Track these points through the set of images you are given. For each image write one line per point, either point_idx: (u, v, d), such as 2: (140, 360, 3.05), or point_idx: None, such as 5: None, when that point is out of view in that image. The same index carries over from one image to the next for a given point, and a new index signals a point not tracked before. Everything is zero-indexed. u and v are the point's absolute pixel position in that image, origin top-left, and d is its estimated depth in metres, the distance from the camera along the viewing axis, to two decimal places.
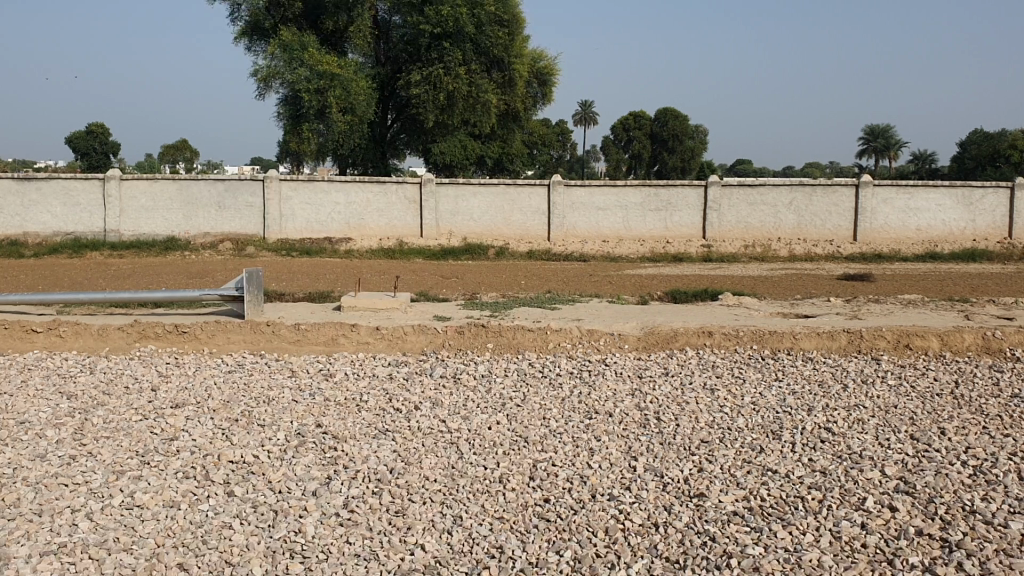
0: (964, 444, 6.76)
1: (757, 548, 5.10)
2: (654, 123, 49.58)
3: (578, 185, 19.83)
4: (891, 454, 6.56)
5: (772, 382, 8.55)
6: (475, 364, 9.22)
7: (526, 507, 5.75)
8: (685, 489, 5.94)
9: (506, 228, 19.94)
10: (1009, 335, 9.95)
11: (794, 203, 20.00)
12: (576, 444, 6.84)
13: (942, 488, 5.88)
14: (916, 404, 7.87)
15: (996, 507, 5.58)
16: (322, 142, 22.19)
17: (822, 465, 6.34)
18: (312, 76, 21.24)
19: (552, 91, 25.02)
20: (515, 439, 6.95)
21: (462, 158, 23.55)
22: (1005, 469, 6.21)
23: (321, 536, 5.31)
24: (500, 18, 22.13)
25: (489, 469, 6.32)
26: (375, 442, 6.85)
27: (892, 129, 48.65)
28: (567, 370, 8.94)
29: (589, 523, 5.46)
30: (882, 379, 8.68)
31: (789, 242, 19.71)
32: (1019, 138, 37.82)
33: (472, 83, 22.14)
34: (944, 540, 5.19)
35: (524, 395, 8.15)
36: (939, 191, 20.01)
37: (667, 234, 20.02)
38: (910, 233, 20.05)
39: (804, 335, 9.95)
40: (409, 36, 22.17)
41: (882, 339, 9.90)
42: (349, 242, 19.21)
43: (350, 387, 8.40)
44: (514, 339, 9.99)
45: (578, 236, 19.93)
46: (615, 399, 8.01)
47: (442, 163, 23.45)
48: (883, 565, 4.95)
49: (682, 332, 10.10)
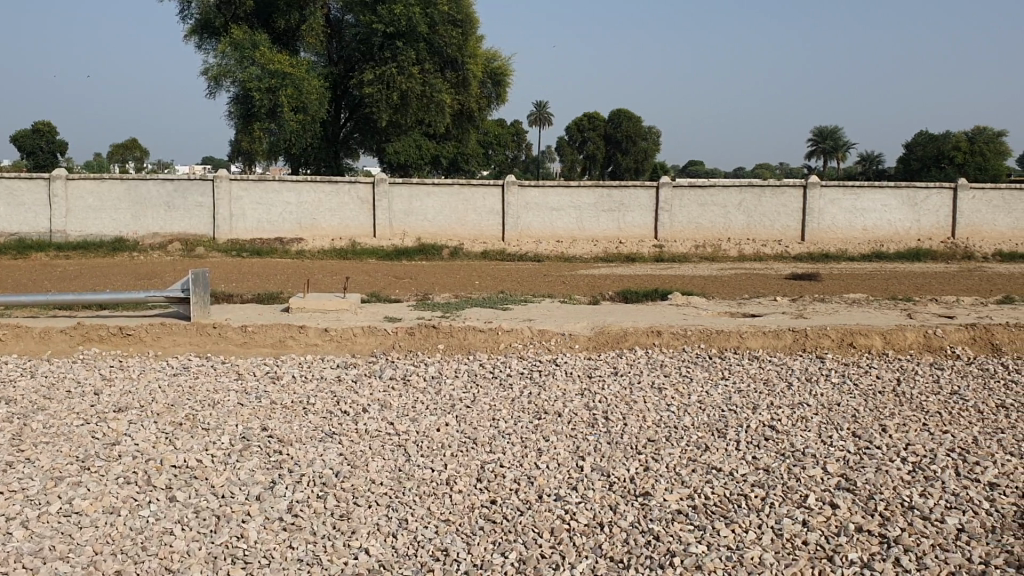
0: (903, 441, 6.88)
1: (699, 547, 5.13)
2: (608, 124, 49.88)
3: (531, 185, 19.85)
4: (833, 451, 6.65)
5: (717, 381, 8.63)
6: (426, 365, 9.19)
7: (472, 509, 5.73)
8: (631, 488, 5.96)
9: (459, 228, 19.87)
10: (949, 333, 10.15)
11: (743, 203, 20.22)
12: (524, 444, 6.84)
13: (881, 485, 5.98)
14: (858, 402, 7.99)
15: (934, 503, 5.68)
16: (273, 141, 21.87)
17: (765, 463, 6.40)
18: (263, 75, 20.99)
19: (506, 91, 24.95)
20: (463, 440, 6.93)
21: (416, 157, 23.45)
22: (943, 465, 6.33)
23: (264, 541, 5.24)
24: (453, 18, 22.06)
25: (436, 471, 6.30)
26: (320, 446, 6.78)
27: (840, 131, 49.50)
28: (517, 371, 8.93)
29: (534, 524, 5.46)
30: (826, 377, 8.81)
31: (738, 242, 19.92)
32: (961, 140, 38.75)
33: (426, 83, 22.05)
34: (883, 537, 5.27)
35: (473, 396, 8.13)
36: (884, 191, 20.35)
37: (620, 234, 20.12)
38: (856, 233, 20.38)
39: (750, 335, 10.05)
40: (361, 36, 22.00)
41: (826, 338, 10.04)
42: (301, 242, 19.02)
43: (297, 389, 8.32)
44: (465, 339, 9.97)
45: (531, 237, 19.94)
46: (564, 399, 8.02)
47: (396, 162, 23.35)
48: (822, 562, 5.00)
49: (632, 331, 10.15)
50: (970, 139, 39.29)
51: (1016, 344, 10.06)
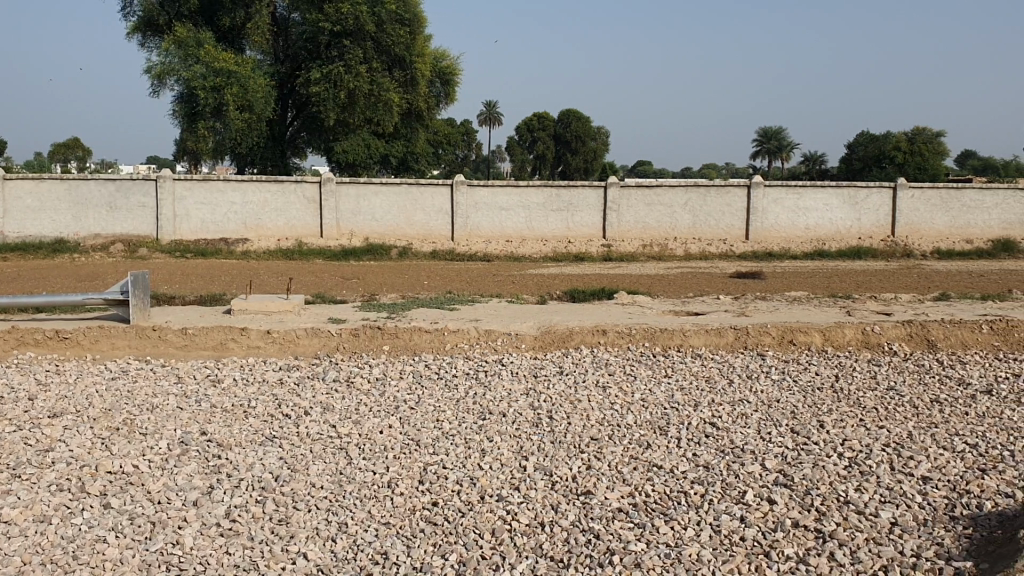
0: (840, 437, 6.99)
1: (639, 544, 5.16)
2: (557, 124, 50.07)
3: (480, 185, 19.81)
4: (771, 448, 6.73)
5: (661, 378, 8.69)
6: (370, 366, 9.11)
7: (413, 511, 5.69)
8: (573, 487, 5.97)
9: (407, 228, 19.74)
10: (886, 330, 10.33)
11: (689, 203, 20.40)
12: (468, 445, 6.82)
13: (818, 480, 6.06)
14: (797, 398, 8.11)
15: (868, 497, 5.78)
16: (218, 140, 21.52)
17: (705, 460, 6.46)
18: (207, 73, 20.65)
19: (455, 90, 24.87)
20: (406, 443, 6.88)
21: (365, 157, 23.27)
22: (879, 460, 6.44)
23: (200, 547, 5.15)
24: (401, 16, 21.91)
25: (378, 474, 6.24)
26: (260, 450, 6.68)
27: (784, 132, 50.31)
28: (463, 371, 8.90)
29: (476, 526, 5.44)
30: (766, 374, 8.93)
31: (684, 242, 20.10)
32: (901, 141, 39.63)
33: (373, 82, 21.88)
34: (819, 531, 5.34)
35: (418, 397, 8.08)
36: (826, 191, 20.70)
37: (568, 234, 20.18)
38: (799, 232, 20.70)
39: (694, 333, 10.15)
40: (308, 34, 21.75)
41: (767, 336, 10.19)
42: (246, 244, 18.77)
43: (237, 393, 8.19)
44: (410, 340, 9.93)
45: (480, 237, 19.89)
46: (509, 399, 8.00)
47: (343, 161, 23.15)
48: (759, 557, 5.06)
49: (577, 331, 10.18)
50: (910, 140, 40.14)
51: (951, 340, 10.28)
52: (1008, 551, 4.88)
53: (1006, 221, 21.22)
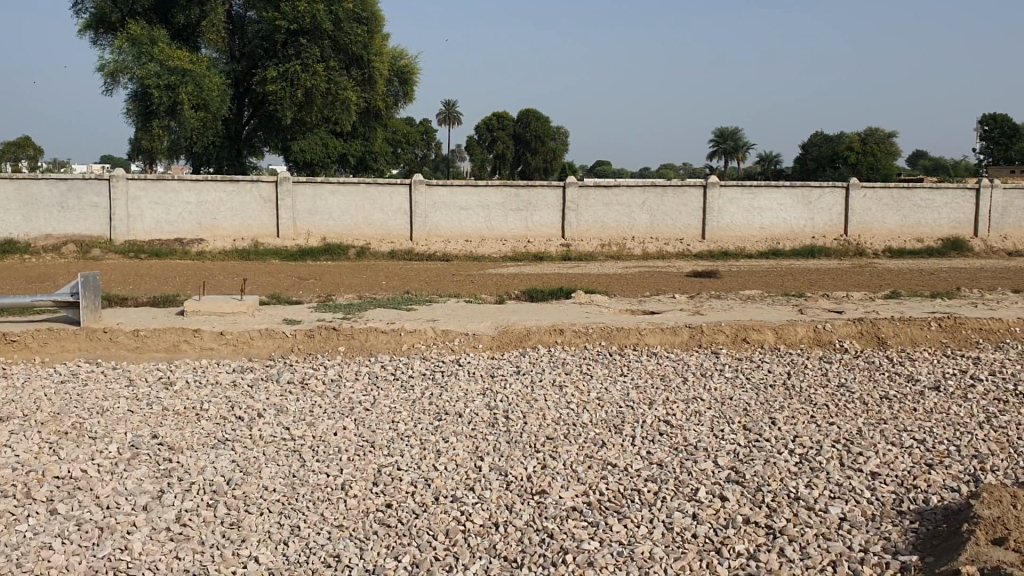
0: (792, 433, 7.09)
1: (592, 543, 5.18)
2: (517, 124, 50.12)
3: (438, 184, 19.75)
4: (724, 445, 6.80)
5: (617, 377, 8.74)
6: (325, 368, 9.03)
7: (367, 513, 5.66)
8: (528, 487, 5.98)
9: (365, 228, 19.62)
10: (837, 328, 10.47)
11: (646, 203, 20.52)
12: (423, 446, 6.79)
13: (769, 476, 6.13)
14: (750, 395, 8.20)
15: (818, 493, 5.86)
16: (173, 140, 21.22)
17: (659, 458, 6.51)
18: (161, 72, 20.39)
19: (413, 90, 24.77)
20: (361, 445, 6.83)
21: (322, 156, 23.09)
22: (829, 456, 6.53)
23: (149, 553, 5.06)
24: (358, 15, 21.79)
25: (332, 476, 6.19)
26: (212, 453, 6.60)
27: (740, 133, 50.88)
28: (419, 372, 8.88)
29: (430, 527, 5.42)
30: (720, 372, 9.01)
31: (642, 242, 20.21)
32: (854, 142, 40.27)
33: (330, 81, 21.72)
34: (769, 527, 5.40)
35: (373, 398, 8.05)
36: (780, 191, 20.95)
37: (527, 234, 20.21)
38: (754, 232, 20.93)
39: (649, 331, 10.23)
40: (264, 33, 21.54)
41: (721, 334, 10.29)
42: (201, 244, 18.54)
43: (190, 395, 8.08)
44: (366, 341, 9.88)
45: (439, 236, 19.83)
46: (465, 399, 7.99)
47: (301, 161, 22.94)
48: (710, 554, 5.10)
49: (535, 330, 10.19)
50: (863, 141, 40.74)
51: (901, 337, 10.44)
52: (952, 544, 4.97)
53: (956, 220, 21.61)
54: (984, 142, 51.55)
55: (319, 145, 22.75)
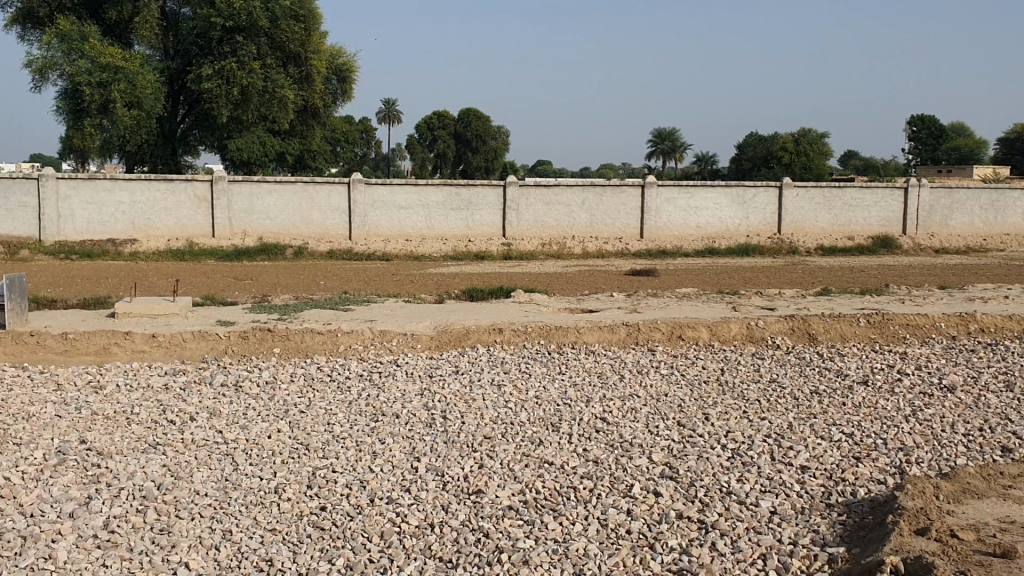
0: (725, 429, 7.19)
1: (528, 541, 5.19)
2: (457, 123, 49.98)
3: (378, 183, 19.60)
4: (658, 441, 6.87)
5: (555, 375, 8.78)
6: (260, 370, 8.90)
7: (301, 516, 5.60)
8: (464, 487, 5.97)
9: (303, 227, 19.37)
10: (770, 324, 10.65)
11: (586, 203, 20.63)
12: (359, 448, 6.74)
13: (702, 472, 6.21)
14: (685, 391, 8.30)
15: (749, 487, 5.95)
16: (105, 138, 20.74)
17: (595, 455, 6.55)
18: (93, 69, 19.93)
19: (352, 87, 24.55)
20: (295, 447, 6.75)
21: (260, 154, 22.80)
22: (760, 450, 6.65)
23: (75, 561, 4.93)
24: (295, 12, 21.54)
25: (265, 480, 6.11)
26: (142, 458, 6.46)
27: (677, 133, 51.51)
28: (356, 372, 8.82)
29: (364, 529, 5.38)
30: (656, 369, 9.11)
31: (583, 241, 20.32)
32: (788, 142, 41.09)
33: (267, 78, 21.42)
34: (701, 522, 5.47)
35: (308, 400, 7.95)
36: (716, 190, 21.24)
37: (468, 233, 20.18)
38: (691, 230, 21.19)
39: (588, 329, 10.30)
40: (198, 30, 21.11)
41: (657, 332, 10.41)
42: (134, 245, 18.14)
43: (121, 399, 7.90)
44: (302, 343, 9.77)
45: (378, 236, 19.69)
46: (403, 400, 7.95)
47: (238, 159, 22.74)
48: (644, 549, 5.14)
49: (474, 330, 10.19)
50: (795, 141, 41.61)
51: (831, 333, 10.68)
52: (877, 536, 5.09)
53: (885, 218, 22.16)
54: (911, 142, 52.93)
55: (256, 145, 22.38)
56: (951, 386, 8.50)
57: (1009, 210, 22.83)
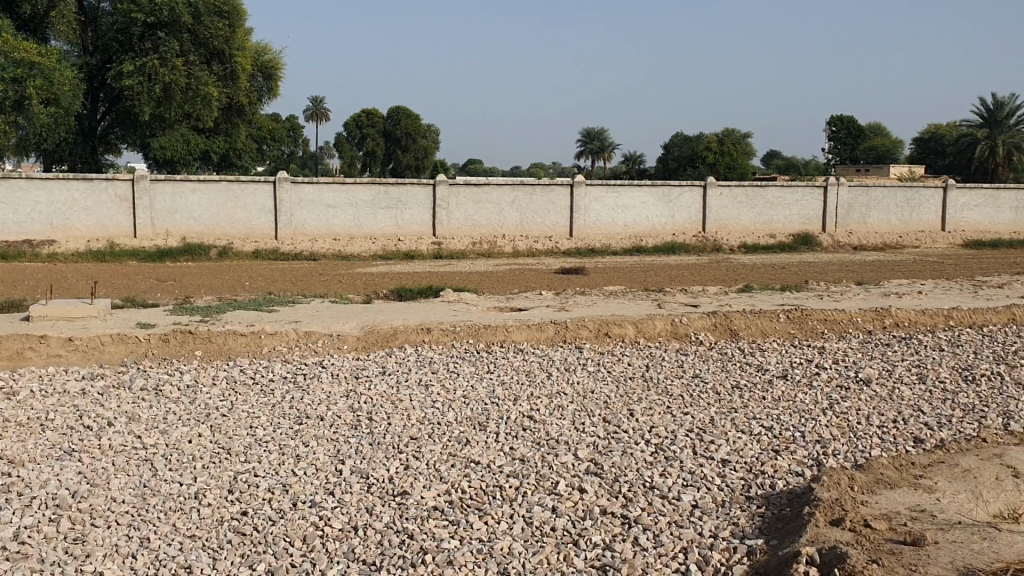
0: (649, 424, 7.28)
1: (452, 542, 5.17)
2: (386, 121, 49.50)
3: (305, 182, 19.33)
4: (584, 437, 6.91)
5: (483, 374, 8.78)
6: (181, 373, 8.72)
7: (222, 522, 5.49)
8: (389, 488, 5.93)
9: (229, 227, 19.01)
10: (693, 320, 10.81)
11: (516, 202, 20.69)
12: (282, 452, 6.64)
13: (626, 467, 6.28)
14: (611, 388, 8.38)
15: (672, 482, 6.03)
16: (21, 136, 20.05)
17: (521, 453, 6.56)
18: (6, 64, 19.05)
19: (278, 85, 24.26)
20: (217, 452, 6.62)
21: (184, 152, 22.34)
22: (683, 445, 6.74)
23: None
24: (218, 9, 21.14)
25: (185, 486, 5.98)
26: (56, 465, 6.26)
27: (606, 133, 51.98)
28: (280, 375, 8.69)
29: (286, 534, 5.30)
30: (583, 366, 9.18)
31: (513, 240, 20.37)
32: (713, 142, 41.78)
33: (190, 75, 20.97)
34: (625, 518, 5.52)
35: (230, 404, 7.81)
36: (644, 189, 21.48)
37: (397, 232, 20.04)
38: (619, 229, 21.40)
39: (516, 328, 10.32)
40: (118, 25, 20.55)
41: (584, 329, 10.48)
42: (52, 246, 17.61)
43: (35, 405, 7.65)
44: (224, 344, 9.59)
45: (305, 235, 19.43)
46: (328, 402, 7.85)
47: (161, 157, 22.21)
48: (567, 546, 5.17)
49: (401, 330, 10.14)
50: (720, 141, 42.34)
51: (752, 329, 10.86)
52: (794, 527, 5.21)
53: (806, 216, 22.68)
54: (831, 142, 54.03)
55: (179, 142, 22.08)
56: (866, 379, 8.74)
57: (924, 209, 23.54)
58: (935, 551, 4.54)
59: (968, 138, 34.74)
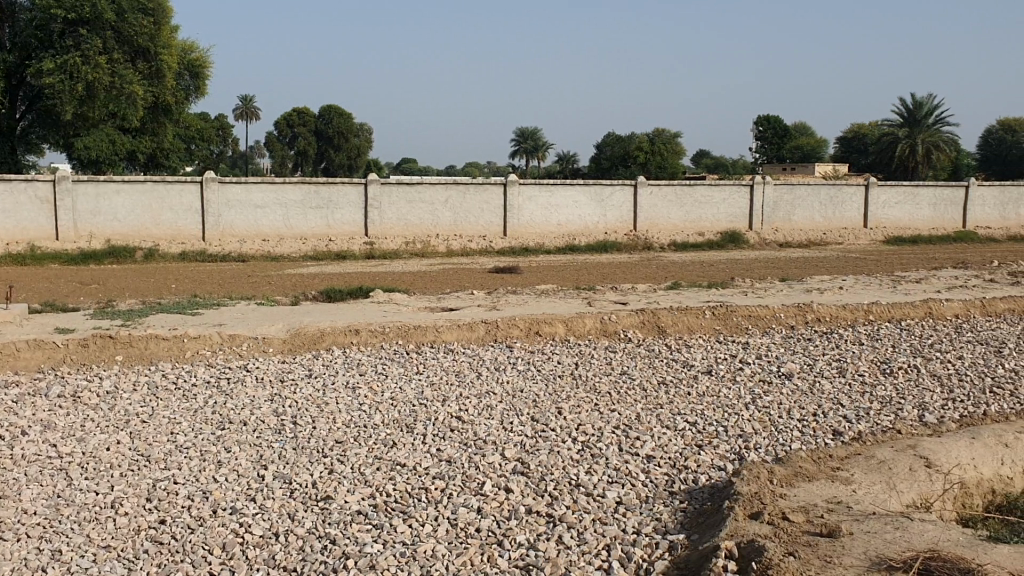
0: (576, 422, 7.30)
1: (375, 546, 5.10)
2: (318, 120, 48.92)
3: (233, 181, 18.96)
4: (511, 437, 6.91)
5: (412, 375, 8.71)
6: (100, 379, 8.47)
7: (138, 531, 5.34)
8: (312, 493, 5.84)
9: (154, 228, 18.55)
10: (622, 318, 10.88)
11: (449, 201, 20.60)
12: (203, 458, 6.49)
13: (552, 466, 6.28)
14: (540, 386, 8.38)
15: (598, 479, 6.05)
16: None
17: (447, 454, 6.53)
18: None
19: (205, 83, 23.79)
20: (135, 459, 6.45)
21: (109, 152, 22.38)
22: (609, 442, 6.78)
23: None
24: (142, 6, 20.61)
25: (101, 495, 5.80)
26: None
27: (539, 132, 52.16)
28: (203, 379, 8.49)
29: (205, 542, 5.18)
30: (512, 365, 9.17)
31: (447, 239, 20.30)
32: (644, 142, 42.20)
33: (114, 74, 20.39)
34: (549, 516, 5.52)
35: (152, 410, 7.61)
36: (576, 188, 21.61)
37: (328, 232, 19.79)
38: (553, 228, 21.47)
39: (446, 329, 10.30)
40: (38, 22, 19.87)
41: (515, 328, 10.50)
42: None
43: None
44: (145, 349, 9.36)
45: (233, 236, 19.06)
46: (251, 407, 7.71)
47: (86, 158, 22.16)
48: (492, 546, 5.14)
49: (328, 331, 10.04)
50: (650, 141, 42.85)
51: (679, 325, 10.97)
52: (714, 521, 5.28)
53: (734, 214, 23.03)
54: (757, 142, 55.03)
55: (105, 142, 22.12)
56: (788, 374, 8.90)
57: (847, 206, 24.09)
58: (850, 542, 4.63)
59: (888, 137, 35.64)
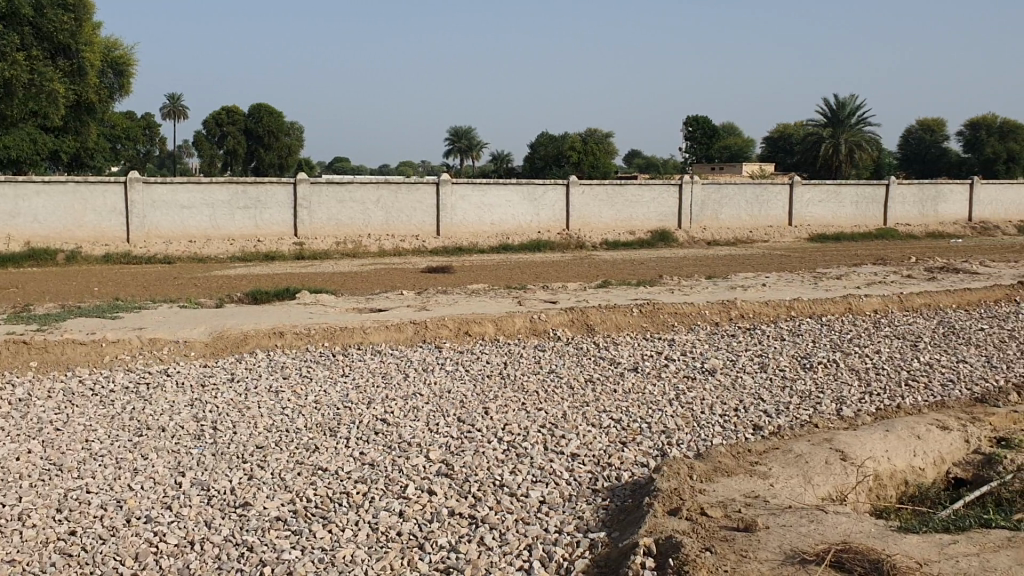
0: (502, 422, 7.27)
1: (293, 552, 5.01)
2: (247, 119, 48.06)
3: (157, 181, 18.51)
4: (437, 438, 6.85)
5: (337, 378, 8.59)
6: (13, 386, 8.17)
7: (46, 544, 5.15)
8: (230, 500, 5.71)
9: (76, 229, 18.03)
10: (550, 317, 10.89)
11: (380, 201, 20.43)
12: (118, 466, 6.30)
13: (476, 466, 6.25)
14: (467, 387, 8.34)
15: (522, 479, 6.02)
16: None
17: (371, 457, 6.45)
18: None
19: (130, 82, 23.12)
20: (46, 469, 6.23)
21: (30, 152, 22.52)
22: (534, 441, 6.77)
23: None
24: (63, 2, 19.90)
25: (9, 507, 5.59)
26: None
27: (472, 131, 52.05)
28: (122, 385, 8.25)
29: (117, 552, 5.03)
30: (439, 365, 9.12)
31: (379, 239, 20.12)
32: (576, 141, 42.38)
33: (33, 71, 19.69)
34: (472, 517, 5.48)
35: (66, 417, 7.36)
36: (507, 188, 21.63)
37: (257, 232, 19.44)
38: (485, 227, 21.44)
39: (373, 330, 10.19)
40: None
41: (444, 328, 10.43)
42: None
43: None
44: (61, 354, 9.06)
45: (158, 237, 18.62)
46: (170, 412, 7.51)
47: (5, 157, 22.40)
48: (413, 550, 5.08)
49: (252, 334, 9.85)
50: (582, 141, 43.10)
51: (607, 323, 11.02)
52: (635, 519, 5.29)
53: (663, 213, 23.27)
54: (687, 141, 55.71)
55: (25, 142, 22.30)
56: (712, 370, 9.00)
57: (772, 204, 24.52)
58: (765, 536, 4.68)
59: (813, 136, 36.38)
